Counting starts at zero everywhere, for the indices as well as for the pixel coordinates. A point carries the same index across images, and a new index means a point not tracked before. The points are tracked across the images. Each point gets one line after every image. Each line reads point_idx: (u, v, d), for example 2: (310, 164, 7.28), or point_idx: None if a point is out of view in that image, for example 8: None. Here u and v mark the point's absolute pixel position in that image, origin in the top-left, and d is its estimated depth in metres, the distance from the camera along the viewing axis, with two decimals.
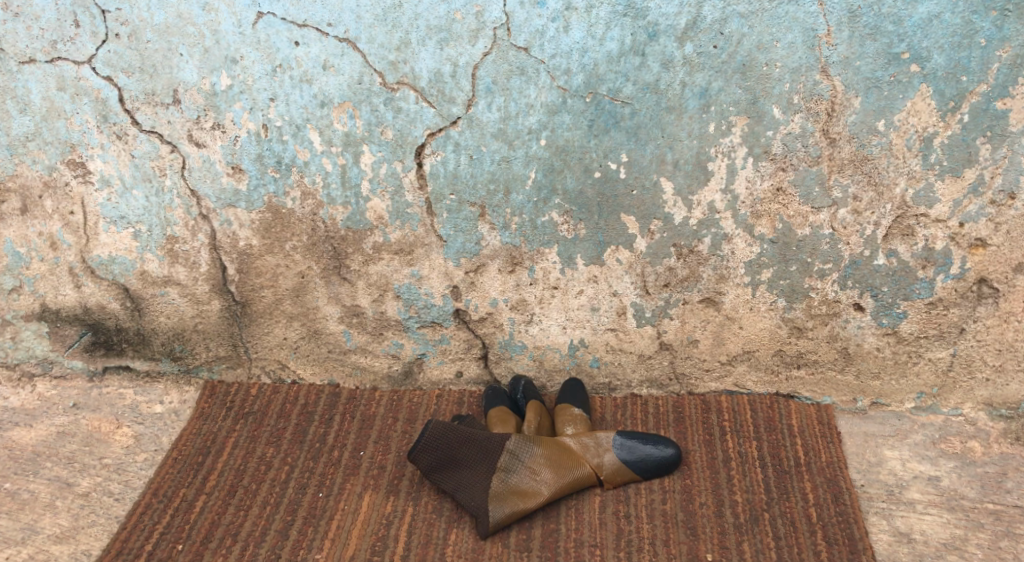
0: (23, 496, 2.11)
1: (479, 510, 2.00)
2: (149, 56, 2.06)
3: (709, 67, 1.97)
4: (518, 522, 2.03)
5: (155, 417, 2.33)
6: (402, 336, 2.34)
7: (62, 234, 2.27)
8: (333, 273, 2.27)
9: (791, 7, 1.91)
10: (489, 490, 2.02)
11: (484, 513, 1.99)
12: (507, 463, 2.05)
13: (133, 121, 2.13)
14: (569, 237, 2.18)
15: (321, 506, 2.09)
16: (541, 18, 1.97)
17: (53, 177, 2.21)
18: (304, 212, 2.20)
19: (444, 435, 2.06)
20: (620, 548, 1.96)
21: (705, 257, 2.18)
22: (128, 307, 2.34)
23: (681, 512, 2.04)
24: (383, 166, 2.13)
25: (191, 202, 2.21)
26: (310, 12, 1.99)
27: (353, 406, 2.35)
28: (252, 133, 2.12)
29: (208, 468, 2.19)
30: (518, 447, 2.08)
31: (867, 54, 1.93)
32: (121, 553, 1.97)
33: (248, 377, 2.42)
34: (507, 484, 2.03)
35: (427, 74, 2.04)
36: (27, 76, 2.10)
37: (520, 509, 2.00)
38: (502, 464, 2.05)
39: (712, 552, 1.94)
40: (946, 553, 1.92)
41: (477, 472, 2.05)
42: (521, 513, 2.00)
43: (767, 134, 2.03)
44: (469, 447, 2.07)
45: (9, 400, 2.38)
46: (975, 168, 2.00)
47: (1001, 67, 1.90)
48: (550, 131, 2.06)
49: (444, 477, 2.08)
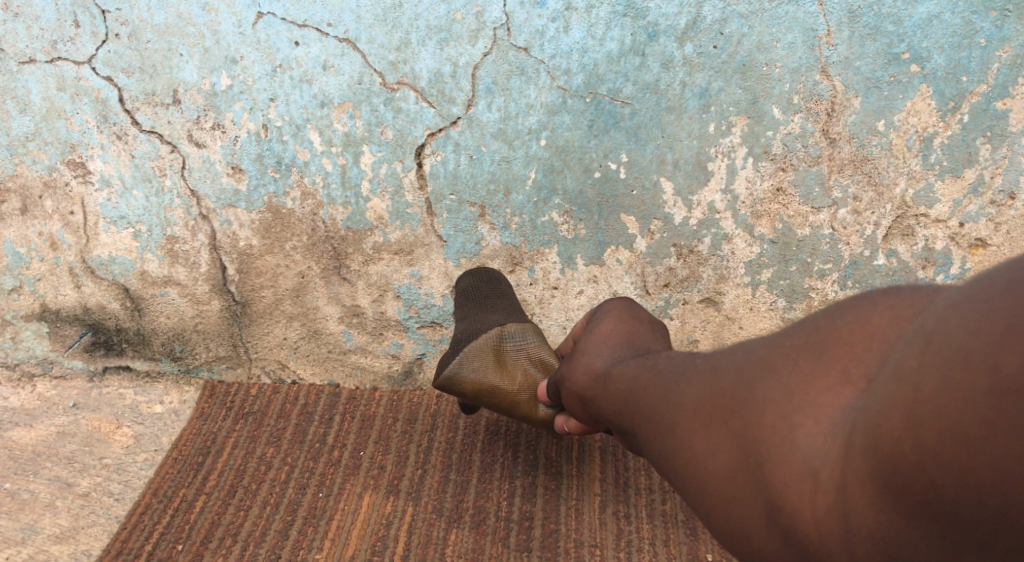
0: (23, 496, 2.10)
1: (454, 350, 2.00)
2: (149, 56, 2.06)
3: (710, 67, 1.97)
4: (479, 394, 1.99)
5: (156, 417, 2.33)
6: (402, 336, 2.34)
7: (62, 234, 2.26)
8: (333, 273, 2.28)
9: (791, 7, 1.91)
10: (473, 343, 1.99)
11: (466, 360, 1.98)
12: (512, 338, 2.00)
13: (133, 121, 2.13)
14: (569, 237, 2.18)
15: (321, 505, 2.09)
16: (541, 18, 1.97)
17: (53, 177, 2.20)
18: (304, 212, 2.20)
19: (496, 286, 2.10)
20: (620, 548, 1.98)
21: (704, 257, 2.18)
22: (128, 307, 2.34)
23: (681, 512, 2.07)
24: (384, 166, 2.13)
25: (191, 202, 2.21)
26: (310, 12, 2.00)
27: (353, 406, 2.36)
28: (252, 133, 2.12)
29: (208, 468, 2.19)
30: (537, 338, 2.02)
31: (867, 54, 1.92)
32: (122, 554, 1.97)
33: (248, 377, 2.42)
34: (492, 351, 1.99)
35: (427, 74, 2.03)
36: (27, 76, 2.09)
37: (477, 380, 1.98)
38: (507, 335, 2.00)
39: (712, 552, 1.98)
40: None
41: (490, 317, 2.03)
42: (476, 383, 1.98)
43: (767, 134, 2.03)
44: (504, 303, 2.07)
45: (9, 400, 2.37)
46: (975, 168, 2.00)
47: (1001, 67, 1.89)
48: (550, 131, 2.06)
49: (462, 303, 2.09)
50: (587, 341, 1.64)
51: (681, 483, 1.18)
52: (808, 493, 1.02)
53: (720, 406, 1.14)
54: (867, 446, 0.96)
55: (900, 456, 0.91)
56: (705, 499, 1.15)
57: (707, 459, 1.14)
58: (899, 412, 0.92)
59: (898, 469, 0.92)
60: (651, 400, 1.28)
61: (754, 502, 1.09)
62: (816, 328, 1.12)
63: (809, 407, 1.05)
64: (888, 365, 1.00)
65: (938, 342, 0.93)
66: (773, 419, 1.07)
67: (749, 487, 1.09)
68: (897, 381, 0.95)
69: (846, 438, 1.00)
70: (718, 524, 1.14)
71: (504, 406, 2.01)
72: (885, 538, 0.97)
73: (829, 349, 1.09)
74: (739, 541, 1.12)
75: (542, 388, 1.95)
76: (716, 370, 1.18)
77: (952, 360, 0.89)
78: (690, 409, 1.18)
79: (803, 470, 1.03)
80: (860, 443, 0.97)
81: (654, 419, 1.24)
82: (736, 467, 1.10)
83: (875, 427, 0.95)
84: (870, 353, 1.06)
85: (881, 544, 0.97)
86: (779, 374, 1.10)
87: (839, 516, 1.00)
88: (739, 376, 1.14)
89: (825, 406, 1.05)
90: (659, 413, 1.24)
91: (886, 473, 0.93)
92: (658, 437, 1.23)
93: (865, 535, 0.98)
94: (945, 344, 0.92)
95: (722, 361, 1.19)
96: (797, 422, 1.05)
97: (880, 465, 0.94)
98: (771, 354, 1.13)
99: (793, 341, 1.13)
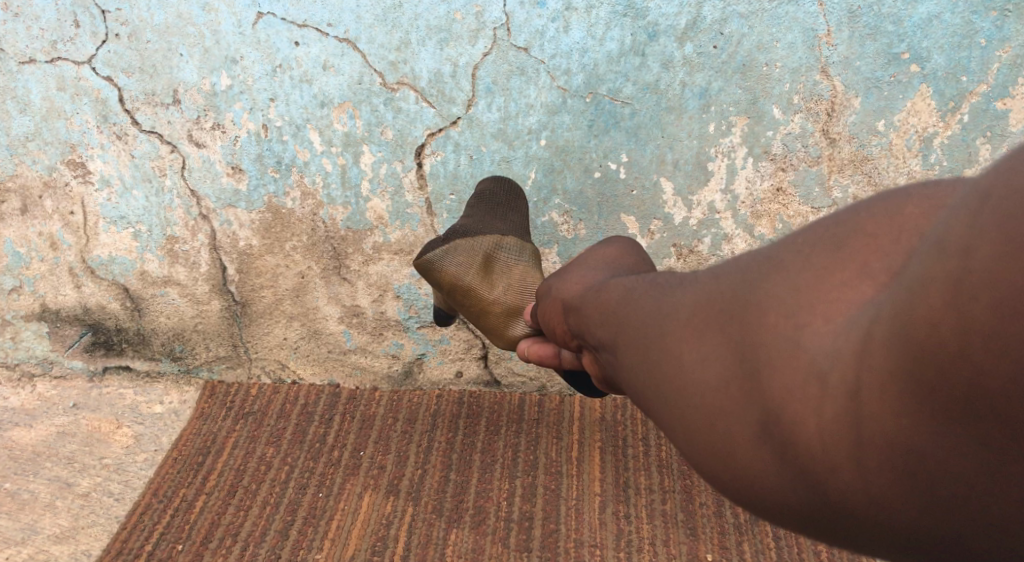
0: (22, 496, 2.10)
1: (443, 240, 1.83)
2: (149, 56, 2.06)
3: (709, 67, 1.97)
4: (451, 290, 1.82)
5: (155, 417, 2.32)
6: (402, 336, 2.35)
7: (62, 234, 2.26)
8: (333, 273, 2.28)
9: (791, 7, 1.91)
10: (470, 239, 1.81)
11: (452, 252, 1.81)
12: (510, 248, 1.82)
13: (133, 121, 2.13)
14: (569, 237, 2.17)
15: (321, 505, 2.09)
16: (541, 18, 1.97)
17: (53, 177, 2.20)
18: (304, 212, 2.20)
19: (513, 201, 1.92)
20: (620, 548, 1.98)
21: (705, 257, 2.18)
22: (129, 307, 2.34)
23: (681, 512, 2.07)
24: (384, 166, 2.13)
25: (191, 202, 2.21)
26: (310, 12, 2.00)
27: (353, 406, 2.35)
28: (252, 133, 2.12)
29: (208, 468, 2.19)
30: (533, 260, 1.84)
31: (867, 54, 1.92)
32: (122, 554, 1.97)
33: (248, 377, 2.42)
34: (489, 253, 1.81)
35: (427, 74, 2.04)
36: (27, 76, 2.09)
37: (459, 276, 1.80)
38: (508, 244, 1.82)
39: (712, 552, 1.97)
40: None
41: (493, 222, 1.85)
42: (456, 278, 1.80)
43: (767, 134, 2.03)
44: (511, 215, 1.89)
45: (9, 400, 2.36)
46: (975, 168, 2.00)
47: (1001, 67, 1.89)
48: (550, 131, 2.06)
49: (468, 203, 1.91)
50: (586, 258, 1.48)
51: (662, 400, 1.04)
52: (816, 398, 0.88)
53: (713, 311, 1.01)
54: (892, 338, 0.81)
55: (937, 344, 0.76)
56: (691, 414, 1.00)
57: (695, 369, 1.00)
58: (938, 288, 0.77)
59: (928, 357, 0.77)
60: (638, 312, 1.14)
61: (750, 416, 0.94)
62: (829, 229, 1.00)
63: (819, 305, 0.92)
64: (921, 246, 0.85)
65: (973, 212, 0.78)
66: (775, 319, 0.94)
67: (744, 400, 0.95)
68: (934, 255, 0.80)
69: (864, 331, 0.86)
70: (702, 444, 0.99)
71: (474, 314, 1.83)
72: (902, 451, 0.83)
73: (845, 246, 0.97)
74: (727, 463, 0.97)
75: (531, 308, 1.72)
76: (715, 274, 1.04)
77: (1002, 225, 0.74)
78: (682, 316, 1.04)
79: (809, 372, 0.89)
80: (880, 334, 0.83)
81: (639, 332, 1.11)
82: (730, 375, 0.96)
83: (905, 309, 0.81)
84: (896, 246, 0.94)
85: (897, 461, 0.84)
86: (785, 272, 0.97)
87: (850, 423, 0.86)
88: (740, 278, 1.01)
89: (838, 303, 0.92)
90: (644, 326, 1.10)
91: (912, 363, 0.79)
92: (641, 350, 1.09)
93: (880, 446, 0.84)
94: (984, 212, 0.77)
95: (721, 267, 1.06)
96: (804, 322, 0.92)
97: (903, 358, 0.80)
98: (777, 254, 1.00)
99: (804, 240, 1.00)
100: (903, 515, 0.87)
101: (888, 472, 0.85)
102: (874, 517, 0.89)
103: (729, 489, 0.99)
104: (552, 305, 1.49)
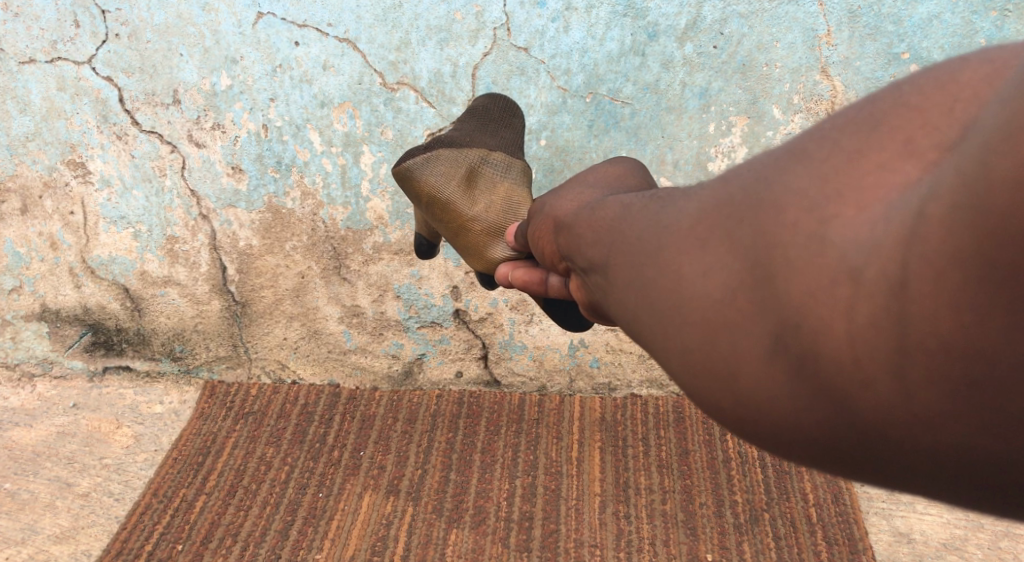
0: (22, 496, 2.10)
1: (426, 150, 1.65)
2: (149, 56, 2.07)
3: (709, 67, 1.98)
4: (429, 203, 1.61)
5: (155, 417, 2.32)
6: (402, 336, 2.35)
7: (62, 234, 2.26)
8: (333, 273, 2.28)
9: (791, 7, 1.92)
10: (456, 151, 1.63)
11: (433, 161, 1.62)
12: (498, 164, 1.63)
13: (133, 121, 2.13)
14: None
15: (321, 505, 2.09)
16: (541, 18, 1.98)
17: (53, 177, 2.20)
18: (304, 212, 2.21)
19: (508, 119, 1.74)
20: (620, 548, 1.98)
21: None
22: (128, 307, 2.34)
23: (681, 511, 2.07)
24: (383, 166, 2.13)
25: (191, 202, 2.21)
26: (310, 12, 2.01)
27: (353, 406, 2.35)
28: (252, 134, 2.12)
29: (208, 468, 2.18)
30: (522, 179, 1.64)
31: (867, 54, 1.93)
32: (122, 554, 1.97)
33: (248, 377, 2.41)
34: (473, 167, 1.62)
35: (427, 74, 2.03)
36: (27, 76, 2.09)
37: (438, 188, 1.60)
38: (497, 160, 1.64)
39: (712, 552, 1.98)
40: (946, 553, 1.98)
41: (484, 139, 1.68)
42: (434, 191, 1.60)
43: (767, 134, 2.03)
44: (507, 134, 1.71)
45: (8, 400, 2.36)
46: None
47: None
48: (550, 131, 2.06)
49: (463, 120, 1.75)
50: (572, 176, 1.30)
51: (652, 321, 0.89)
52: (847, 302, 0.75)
53: (720, 216, 0.86)
54: (956, 211, 0.68)
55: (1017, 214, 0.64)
56: (688, 332, 0.86)
57: (697, 282, 0.85)
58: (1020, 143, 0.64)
59: (1002, 231, 0.65)
60: (632, 224, 0.98)
61: (762, 331, 0.81)
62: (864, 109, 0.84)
63: (850, 196, 0.78)
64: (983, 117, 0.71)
65: None
66: (792, 217, 0.80)
67: (753, 312, 0.81)
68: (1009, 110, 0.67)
69: (912, 213, 0.73)
70: (700, 366, 0.85)
71: (452, 233, 1.61)
72: (966, 358, 0.71)
73: (884, 126, 0.81)
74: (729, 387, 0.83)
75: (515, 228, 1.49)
76: (724, 178, 0.89)
77: None
78: (683, 226, 0.89)
79: (838, 272, 0.76)
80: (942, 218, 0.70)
81: (630, 246, 0.96)
82: (737, 286, 0.82)
83: (976, 170, 0.67)
84: (950, 118, 0.78)
85: (957, 368, 0.72)
86: (808, 163, 0.82)
87: (891, 326, 0.73)
88: (752, 176, 0.86)
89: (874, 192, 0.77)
90: (636, 240, 0.95)
91: (983, 242, 0.67)
92: (631, 265, 0.94)
93: (932, 350, 0.72)
94: None
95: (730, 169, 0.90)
96: (830, 215, 0.78)
97: (971, 239, 0.67)
98: (798, 145, 0.85)
99: (833, 125, 0.84)
100: (957, 434, 0.74)
101: (940, 381, 0.73)
102: (920, 440, 0.76)
103: (731, 419, 0.86)
104: (546, 223, 1.25)
